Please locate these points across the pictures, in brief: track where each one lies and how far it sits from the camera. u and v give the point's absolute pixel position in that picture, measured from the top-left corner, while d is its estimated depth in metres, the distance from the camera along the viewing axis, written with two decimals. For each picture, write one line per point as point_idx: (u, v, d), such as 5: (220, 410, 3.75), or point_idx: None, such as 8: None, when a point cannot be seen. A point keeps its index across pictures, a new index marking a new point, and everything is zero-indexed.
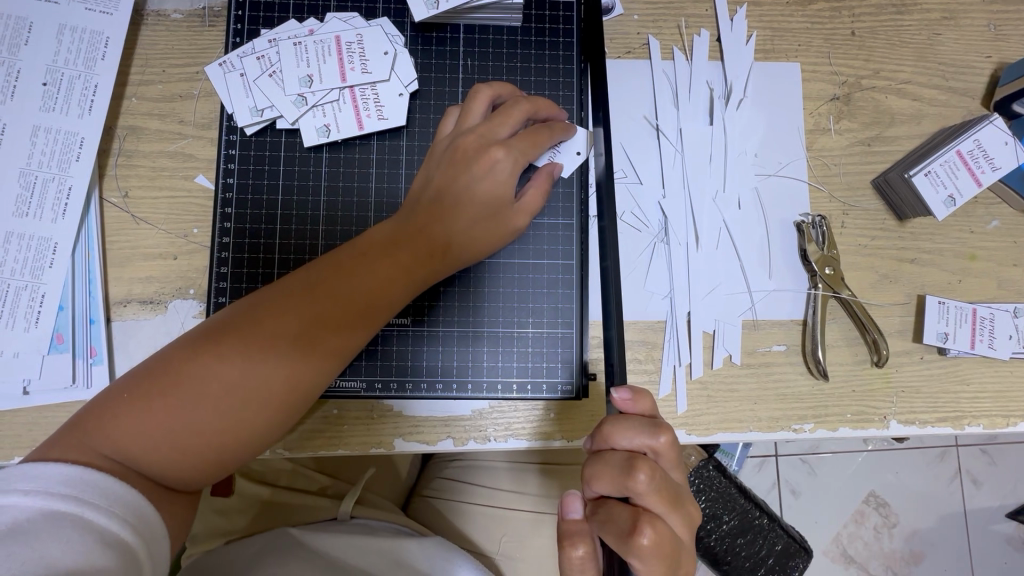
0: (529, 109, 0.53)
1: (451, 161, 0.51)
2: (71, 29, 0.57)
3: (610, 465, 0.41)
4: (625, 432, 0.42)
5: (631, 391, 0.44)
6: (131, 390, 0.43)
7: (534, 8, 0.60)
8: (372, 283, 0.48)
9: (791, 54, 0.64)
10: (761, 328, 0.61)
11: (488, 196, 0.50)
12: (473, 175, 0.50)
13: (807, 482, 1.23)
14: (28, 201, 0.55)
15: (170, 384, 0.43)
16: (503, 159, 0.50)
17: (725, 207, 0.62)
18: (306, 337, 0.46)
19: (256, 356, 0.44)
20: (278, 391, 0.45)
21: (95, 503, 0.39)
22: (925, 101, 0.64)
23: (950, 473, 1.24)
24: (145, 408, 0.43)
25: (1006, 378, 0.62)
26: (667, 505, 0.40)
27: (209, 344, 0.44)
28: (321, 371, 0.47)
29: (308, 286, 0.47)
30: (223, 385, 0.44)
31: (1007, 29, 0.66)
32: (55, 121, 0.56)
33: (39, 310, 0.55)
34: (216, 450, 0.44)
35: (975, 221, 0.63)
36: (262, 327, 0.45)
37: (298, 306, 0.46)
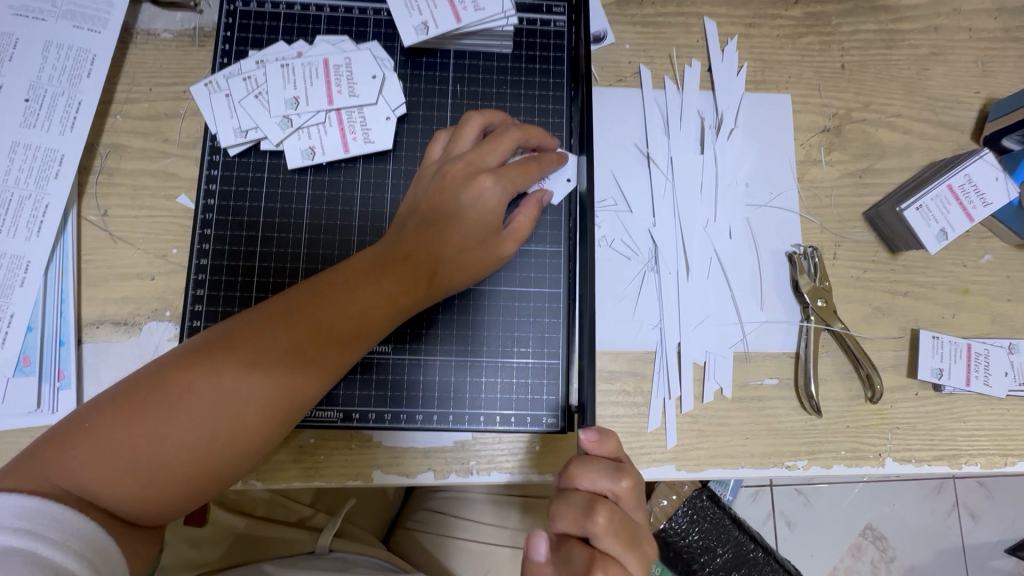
0: (521, 135, 0.52)
1: (440, 186, 0.50)
2: (58, 46, 0.57)
3: (572, 506, 0.40)
4: (589, 474, 0.40)
5: (599, 432, 0.42)
6: (96, 417, 0.41)
7: (526, 35, 0.60)
8: (357, 310, 0.46)
9: (781, 85, 0.64)
10: (753, 360, 0.59)
11: (476, 223, 0.49)
12: (462, 202, 0.49)
13: (803, 514, 1.20)
14: (3, 218, 0.54)
15: (138, 411, 0.41)
16: (492, 186, 0.49)
17: (715, 236, 0.61)
18: (285, 364, 0.44)
19: (230, 385, 0.43)
20: (253, 421, 0.43)
21: (49, 538, 0.37)
22: (915, 134, 0.64)
23: (948, 507, 1.21)
24: (110, 437, 0.41)
25: (1002, 415, 0.60)
26: (626, 549, 0.39)
27: (183, 371, 0.42)
28: (298, 401, 0.45)
29: (289, 311, 0.45)
30: (193, 416, 0.42)
31: (994, 66, 0.66)
32: (35, 138, 0.55)
33: (6, 330, 0.53)
34: (183, 483, 0.42)
35: (967, 254, 0.62)
36: (238, 354, 0.43)
37: (278, 332, 0.44)
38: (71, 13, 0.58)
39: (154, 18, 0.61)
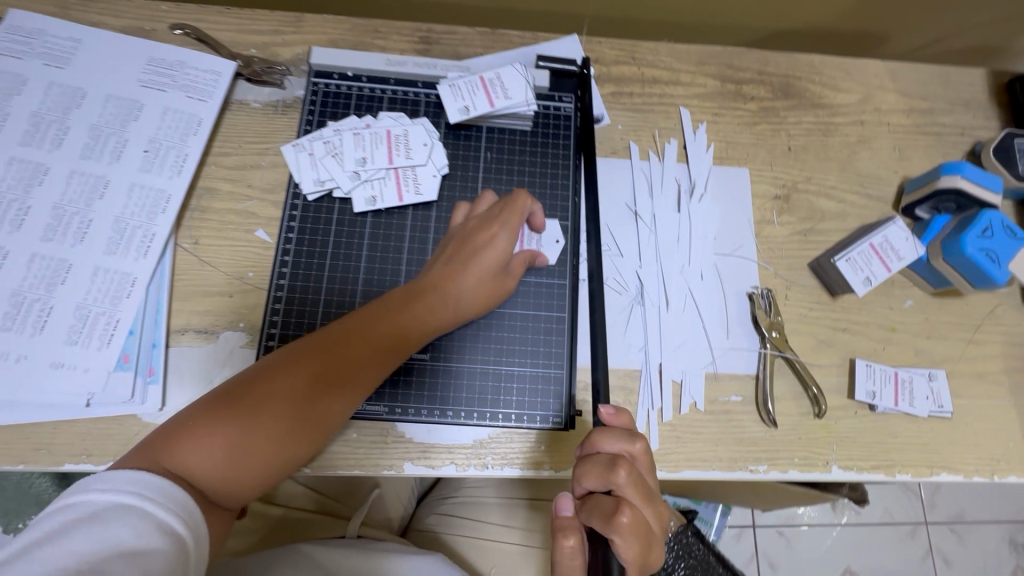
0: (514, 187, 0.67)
1: (457, 241, 0.64)
2: (172, 111, 0.72)
3: (595, 463, 0.45)
4: (608, 438, 0.46)
5: (614, 407, 0.49)
6: (195, 420, 0.52)
7: (542, 116, 0.77)
8: (396, 328, 0.59)
9: (742, 161, 0.81)
10: (721, 380, 0.72)
11: (491, 266, 0.63)
12: (478, 252, 0.63)
13: (784, 552, 1.58)
14: (119, 242, 0.67)
15: (228, 411, 0.52)
16: (500, 234, 0.63)
17: (690, 278, 0.76)
18: (341, 370, 0.57)
19: (301, 391, 0.55)
20: (317, 415, 0.55)
21: (156, 500, 0.45)
22: (848, 203, 0.81)
23: (920, 550, 1.60)
24: (207, 435, 0.51)
25: (927, 432, 0.73)
26: (643, 499, 0.44)
27: (265, 380, 0.54)
28: (348, 399, 0.57)
29: (345, 331, 0.58)
30: (274, 416, 0.53)
31: (909, 151, 0.84)
32: (149, 180, 0.69)
33: (112, 333, 0.64)
34: (261, 464, 0.53)
35: (893, 299, 0.77)
36: (308, 362, 0.56)
37: (335, 349, 0.57)
38: (186, 87, 0.74)
39: (246, 92, 0.77)
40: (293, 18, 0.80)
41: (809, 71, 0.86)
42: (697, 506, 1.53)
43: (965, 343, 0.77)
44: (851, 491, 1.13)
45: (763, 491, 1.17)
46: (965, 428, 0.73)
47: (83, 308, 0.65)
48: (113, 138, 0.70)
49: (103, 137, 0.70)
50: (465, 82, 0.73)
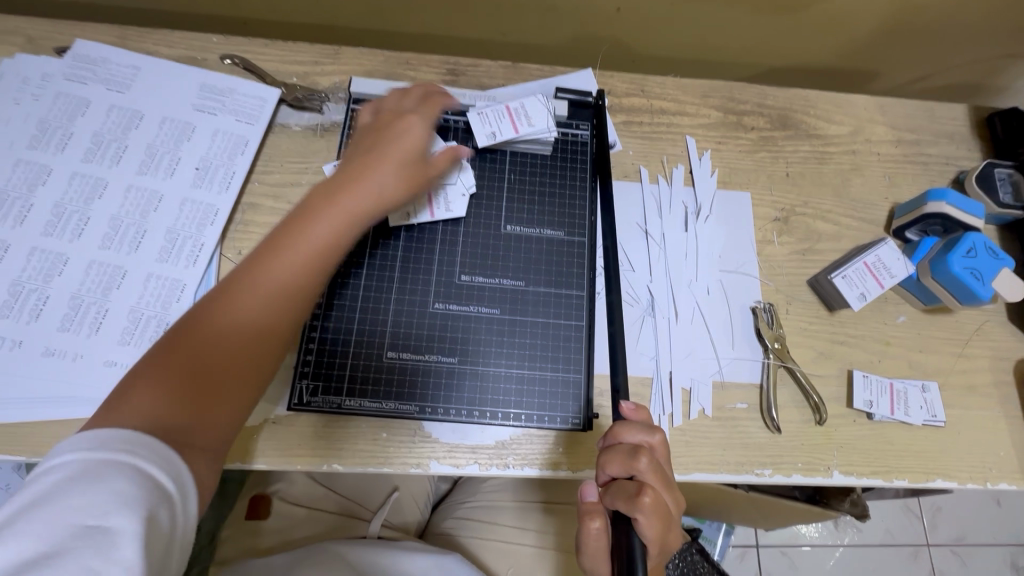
0: (422, 96, 0.75)
1: (373, 137, 0.70)
2: (222, 133, 0.79)
3: (619, 452, 0.49)
4: (630, 429, 0.50)
5: (634, 404, 0.54)
6: (171, 346, 0.54)
7: (561, 142, 0.83)
8: (343, 215, 0.63)
9: (743, 186, 0.88)
10: (728, 388, 0.77)
11: (403, 152, 0.69)
12: (389, 140, 0.69)
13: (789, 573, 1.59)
14: (170, 251, 0.72)
15: (182, 352, 0.53)
16: (415, 120, 0.71)
17: (697, 292, 0.81)
18: (298, 270, 0.59)
19: (263, 286, 0.57)
20: (254, 317, 0.57)
21: (133, 456, 0.45)
22: (843, 226, 0.87)
23: (925, 572, 1.62)
24: (180, 351, 0.54)
25: (922, 440, 0.77)
26: (663, 484, 0.48)
27: (214, 316, 0.56)
28: (287, 296, 0.58)
29: (264, 247, 0.59)
30: (242, 313, 0.56)
31: (898, 179, 0.91)
32: (200, 195, 0.75)
33: (162, 335, 0.69)
34: (234, 372, 0.55)
35: (887, 315, 0.82)
36: (235, 285, 0.57)
37: (288, 242, 0.60)
38: (234, 111, 0.80)
39: (288, 116, 0.83)
40: (332, 50, 0.88)
41: (804, 105, 0.93)
42: (701, 524, 1.56)
43: (955, 358, 0.82)
44: (852, 507, 1.15)
45: (766, 506, 1.20)
46: (958, 437, 0.78)
47: (136, 311, 0.70)
48: (167, 156, 0.76)
49: (158, 156, 0.76)
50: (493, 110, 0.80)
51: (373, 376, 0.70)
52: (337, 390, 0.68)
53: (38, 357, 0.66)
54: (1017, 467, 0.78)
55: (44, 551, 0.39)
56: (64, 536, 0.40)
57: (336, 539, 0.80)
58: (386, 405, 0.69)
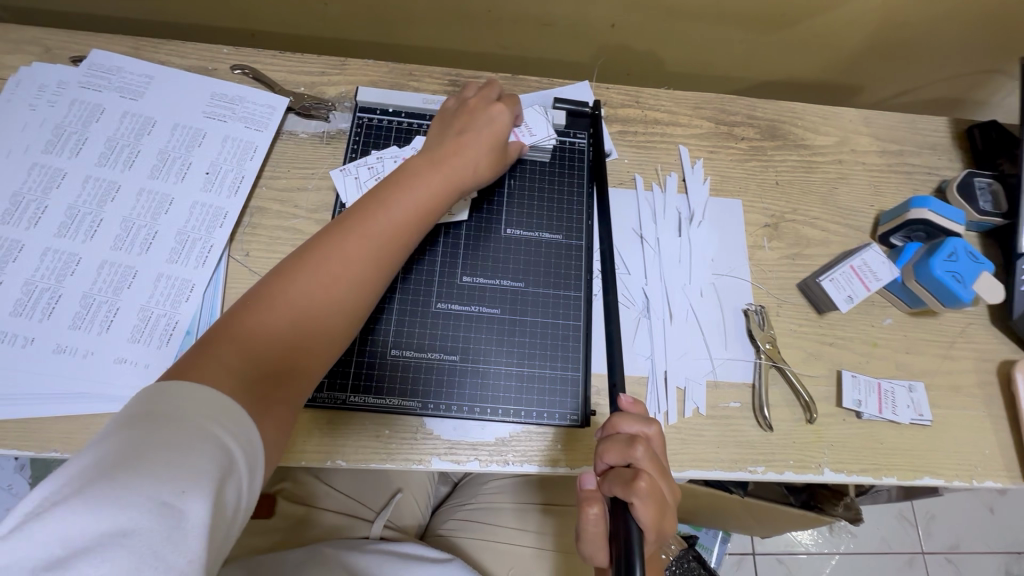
0: (502, 93, 0.79)
1: (452, 127, 0.74)
2: (232, 139, 0.82)
3: (616, 441, 0.51)
4: (628, 420, 0.53)
5: (632, 398, 0.56)
6: (259, 301, 0.57)
7: (559, 150, 0.86)
8: (418, 199, 0.67)
9: (734, 193, 0.91)
10: (721, 387, 0.79)
11: (476, 146, 0.73)
12: (466, 133, 0.73)
13: None
14: (180, 252, 0.75)
15: (270, 310, 0.56)
16: (500, 109, 0.75)
17: (691, 294, 0.84)
18: (376, 248, 0.62)
19: (345, 257, 0.60)
20: (335, 288, 0.59)
21: (208, 428, 0.45)
22: (831, 232, 0.90)
23: None
24: (267, 308, 0.56)
25: (910, 439, 0.79)
26: (659, 472, 0.50)
27: (297, 279, 0.58)
28: (363, 270, 0.61)
29: (351, 222, 0.62)
30: (325, 280, 0.59)
31: (882, 187, 0.94)
32: (210, 199, 0.78)
33: (171, 333, 0.71)
34: (311, 337, 0.58)
35: (873, 317, 0.85)
36: (321, 253, 0.60)
37: (370, 217, 0.63)
38: (244, 118, 0.83)
39: (295, 123, 0.86)
40: (338, 62, 0.91)
41: (792, 117, 0.97)
42: (697, 532, 1.56)
43: (940, 359, 0.84)
44: (845, 510, 1.18)
45: (761, 511, 1.21)
46: (944, 436, 0.80)
47: (146, 310, 0.71)
48: (179, 161, 0.79)
49: (170, 160, 0.79)
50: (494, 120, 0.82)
51: (377, 373, 0.72)
52: (342, 386, 0.70)
53: (50, 353, 0.68)
54: (1001, 465, 0.80)
55: (106, 535, 0.37)
56: (126, 515, 0.38)
57: (338, 540, 0.82)
58: (390, 401, 0.71)
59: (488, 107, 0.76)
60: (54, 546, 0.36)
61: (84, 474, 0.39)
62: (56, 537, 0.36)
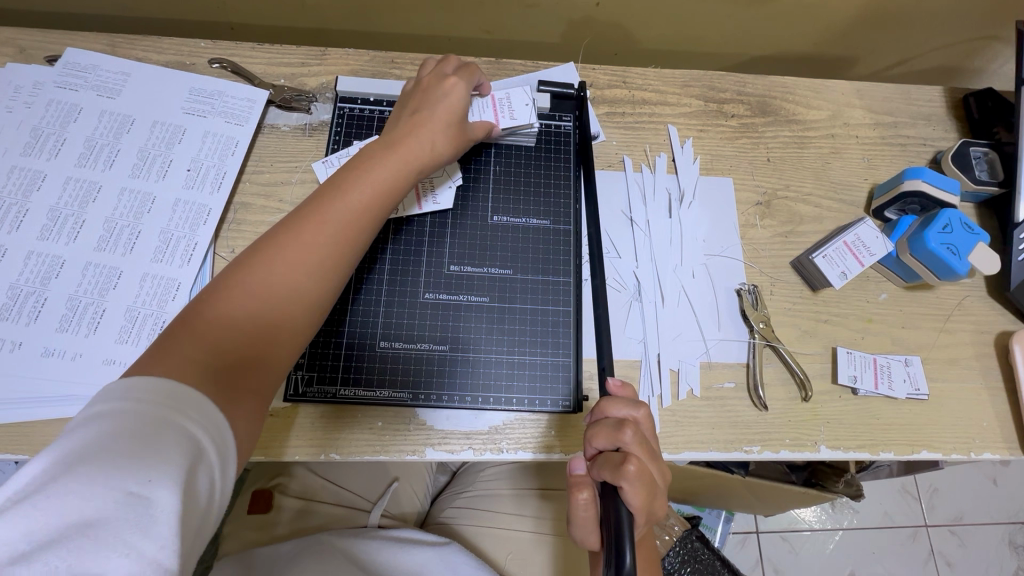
0: (458, 66, 0.77)
1: (411, 110, 0.73)
2: (212, 135, 0.80)
3: (605, 426, 0.51)
4: (616, 404, 0.52)
5: (621, 380, 0.56)
6: (215, 295, 0.55)
7: (544, 134, 0.85)
8: (380, 180, 0.66)
9: (725, 172, 0.89)
10: (715, 368, 0.79)
11: (439, 123, 0.71)
12: (427, 110, 0.72)
13: (789, 559, 1.61)
14: (164, 251, 0.74)
15: (226, 300, 0.55)
16: (454, 84, 0.73)
17: (683, 276, 0.83)
18: (337, 229, 0.61)
19: (305, 240, 0.59)
20: (296, 272, 0.58)
21: (173, 417, 0.44)
22: (824, 208, 0.89)
23: (925, 553, 1.64)
24: (223, 299, 0.55)
25: (906, 413, 0.79)
26: (648, 455, 0.50)
27: (254, 267, 0.57)
28: (325, 252, 0.60)
29: (310, 209, 0.62)
30: (285, 264, 0.58)
31: (876, 161, 0.93)
32: (192, 196, 0.77)
33: (159, 332, 0.71)
34: (274, 324, 0.57)
35: (869, 293, 0.84)
36: (279, 242, 0.59)
37: (327, 200, 0.62)
38: (224, 113, 0.82)
39: (277, 117, 0.85)
40: (318, 52, 0.90)
41: (783, 91, 0.96)
42: (701, 512, 1.57)
43: (937, 332, 0.83)
44: (847, 487, 1.19)
45: (763, 490, 1.21)
46: (941, 409, 0.80)
47: (132, 310, 0.71)
48: (159, 158, 0.78)
49: (150, 158, 0.78)
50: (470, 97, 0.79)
51: (366, 365, 0.71)
52: (331, 380, 0.70)
53: (37, 357, 0.68)
54: (999, 437, 0.79)
55: (73, 527, 0.37)
56: (94, 507, 0.38)
57: (338, 530, 0.82)
58: (381, 393, 0.70)
59: (442, 82, 0.74)
60: (22, 541, 0.36)
61: (54, 465, 0.39)
62: (22, 532, 0.36)
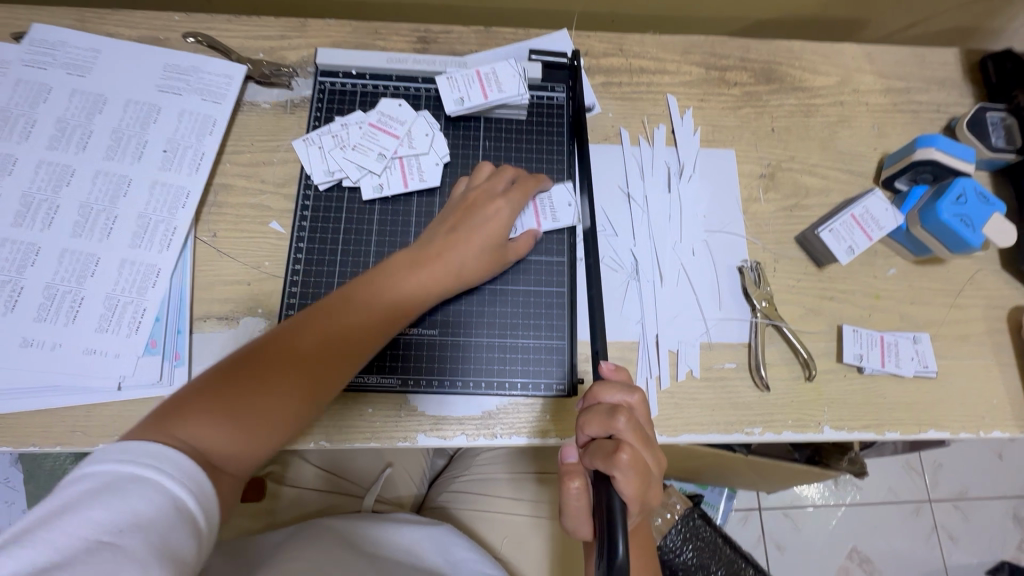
0: (513, 172, 0.73)
1: (465, 202, 0.70)
2: (188, 113, 0.77)
3: (598, 413, 0.49)
4: (608, 390, 0.50)
5: (615, 364, 0.53)
6: (217, 378, 0.57)
7: (536, 106, 0.82)
8: (409, 292, 0.66)
9: (727, 143, 0.85)
10: (715, 349, 0.76)
11: (495, 233, 0.68)
12: (485, 209, 0.69)
13: (791, 536, 1.61)
14: (143, 235, 0.71)
15: (230, 385, 0.57)
16: (500, 208, 0.69)
17: (683, 254, 0.80)
18: (352, 332, 0.63)
19: (328, 340, 0.61)
20: (300, 366, 0.59)
21: (168, 473, 0.48)
22: (831, 179, 0.85)
23: (928, 529, 1.63)
24: (228, 386, 0.57)
25: (913, 392, 0.76)
26: (641, 443, 0.48)
27: (269, 352, 0.59)
28: (346, 350, 0.62)
29: (337, 301, 0.64)
30: (297, 360, 0.60)
31: (887, 129, 0.88)
32: (170, 178, 0.74)
33: (140, 320, 0.68)
34: (269, 422, 0.58)
35: (877, 268, 0.81)
36: (295, 332, 0.61)
37: (354, 296, 0.64)
38: (200, 90, 0.78)
39: (256, 93, 0.81)
40: (298, 23, 0.85)
41: (789, 56, 0.91)
42: (704, 491, 1.58)
43: (947, 308, 0.80)
44: (850, 465, 1.17)
45: (765, 468, 1.20)
46: (949, 387, 0.77)
47: (112, 297, 0.69)
48: (134, 139, 0.75)
49: (124, 139, 0.74)
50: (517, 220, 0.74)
51: None
52: None
53: (16, 347, 0.66)
54: (1010, 414, 0.77)
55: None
56: (63, 555, 0.40)
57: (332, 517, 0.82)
58: (369, 379, 0.69)
59: (488, 203, 0.69)
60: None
61: (52, 510, 0.43)
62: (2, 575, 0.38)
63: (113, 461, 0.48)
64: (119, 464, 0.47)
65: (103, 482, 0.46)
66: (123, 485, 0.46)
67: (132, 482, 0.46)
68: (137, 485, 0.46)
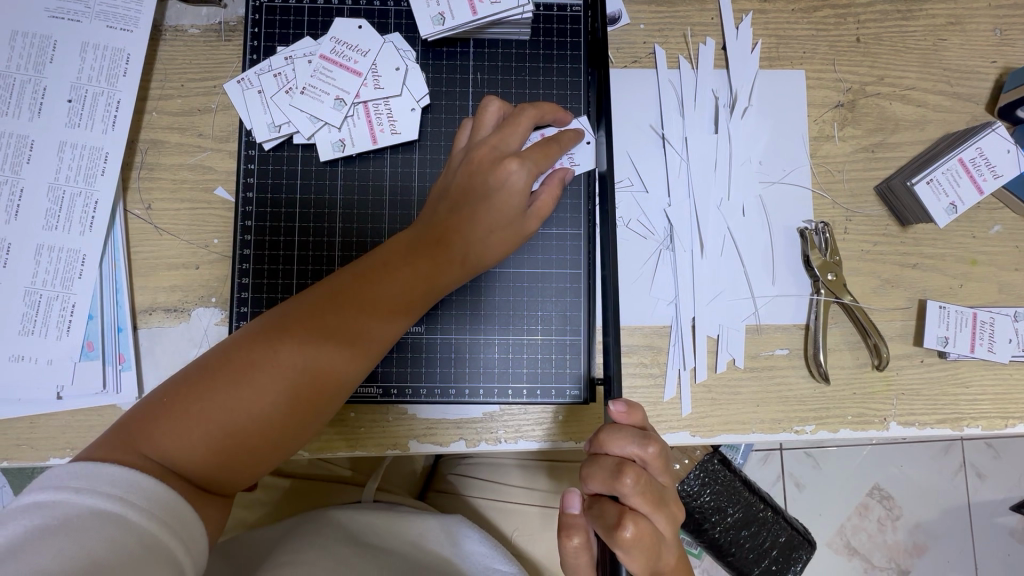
0: (537, 114, 0.55)
1: (472, 160, 0.53)
2: (93, 47, 0.59)
3: (601, 468, 0.45)
4: (619, 441, 0.45)
5: (626, 404, 0.47)
6: (191, 384, 0.45)
7: (542, 21, 0.62)
8: (419, 277, 0.51)
9: (796, 61, 0.65)
10: (764, 333, 0.62)
11: (508, 202, 0.52)
12: (495, 170, 0.52)
13: (812, 475, 1.26)
14: (57, 214, 0.58)
15: (204, 396, 0.45)
16: (517, 169, 0.51)
17: (729, 214, 0.64)
18: (348, 330, 0.48)
19: (319, 344, 0.47)
20: (286, 375, 0.46)
21: (139, 505, 0.38)
22: (929, 107, 0.65)
23: (955, 467, 1.27)
24: (201, 396, 0.45)
25: (1004, 379, 0.63)
26: (652, 506, 0.44)
27: (250, 352, 0.46)
28: (343, 355, 0.48)
29: (333, 289, 0.50)
30: (282, 369, 0.46)
31: (1012, 33, 0.66)
32: (81, 136, 0.59)
33: (70, 319, 0.57)
34: (255, 442, 0.46)
35: (977, 225, 0.64)
36: (281, 329, 0.47)
37: (356, 283, 0.50)
38: (104, 14, 0.60)
39: (180, 14, 0.62)
40: None
41: None
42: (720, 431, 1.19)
43: None
44: None
45: None
46: None
47: (33, 293, 0.57)
48: (28, 85, 0.58)
49: (17, 86, 0.58)
50: (539, 180, 0.58)
51: None
52: None
53: None
54: None
55: None
56: None
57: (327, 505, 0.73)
58: None
59: (497, 164, 0.52)
60: None
61: None
62: None
63: (69, 489, 0.37)
64: (76, 494, 0.37)
65: (57, 515, 0.36)
66: (82, 524, 0.36)
67: (91, 518, 0.36)
68: (97, 522, 0.36)
